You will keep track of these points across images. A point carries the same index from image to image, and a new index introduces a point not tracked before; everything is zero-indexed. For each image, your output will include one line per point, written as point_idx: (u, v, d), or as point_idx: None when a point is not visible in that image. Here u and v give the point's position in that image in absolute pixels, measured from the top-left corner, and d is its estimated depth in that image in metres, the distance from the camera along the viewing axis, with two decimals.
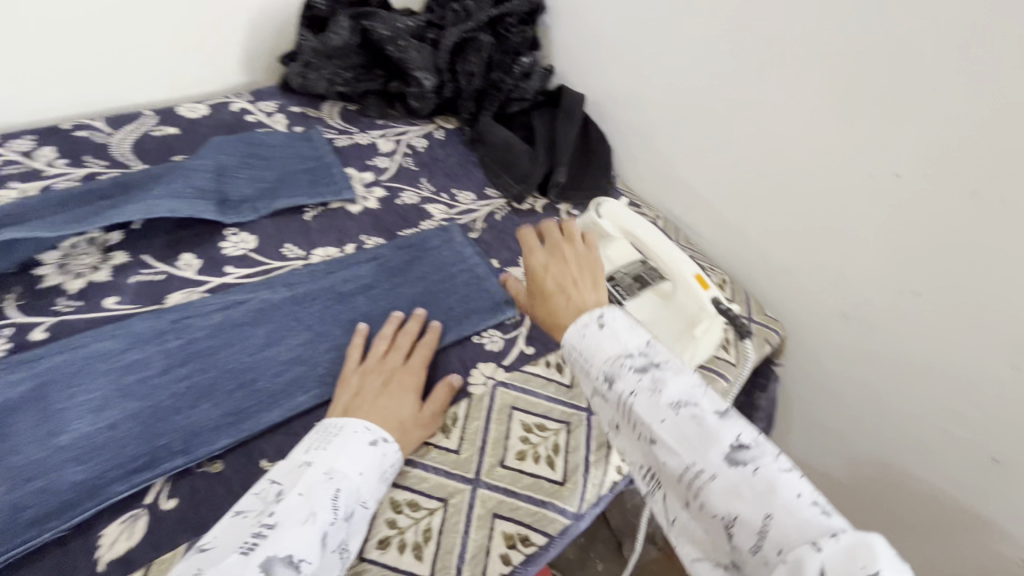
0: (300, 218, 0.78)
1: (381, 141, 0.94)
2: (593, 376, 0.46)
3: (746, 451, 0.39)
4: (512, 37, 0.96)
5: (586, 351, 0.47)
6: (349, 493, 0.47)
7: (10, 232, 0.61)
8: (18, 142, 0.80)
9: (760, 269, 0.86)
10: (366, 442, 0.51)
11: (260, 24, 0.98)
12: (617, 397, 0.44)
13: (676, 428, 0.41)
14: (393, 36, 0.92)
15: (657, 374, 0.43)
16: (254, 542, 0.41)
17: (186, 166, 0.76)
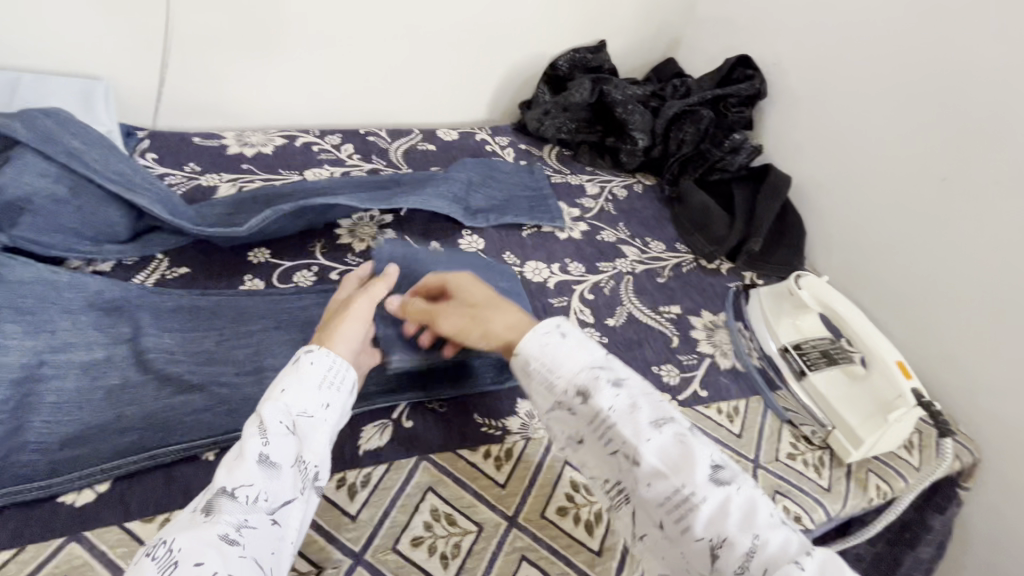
0: (518, 234, 0.93)
1: (589, 185, 1.08)
2: (558, 383, 0.54)
3: (722, 474, 0.49)
4: (730, 116, 1.06)
5: (553, 359, 0.54)
6: (292, 409, 0.48)
7: (335, 197, 0.81)
8: (330, 137, 1.06)
9: (960, 384, 0.81)
10: (302, 362, 0.51)
11: (512, 75, 1.19)
12: (592, 409, 0.52)
13: (660, 451, 0.50)
14: (623, 100, 1.07)
15: (627, 391, 0.53)
16: (215, 479, 0.44)
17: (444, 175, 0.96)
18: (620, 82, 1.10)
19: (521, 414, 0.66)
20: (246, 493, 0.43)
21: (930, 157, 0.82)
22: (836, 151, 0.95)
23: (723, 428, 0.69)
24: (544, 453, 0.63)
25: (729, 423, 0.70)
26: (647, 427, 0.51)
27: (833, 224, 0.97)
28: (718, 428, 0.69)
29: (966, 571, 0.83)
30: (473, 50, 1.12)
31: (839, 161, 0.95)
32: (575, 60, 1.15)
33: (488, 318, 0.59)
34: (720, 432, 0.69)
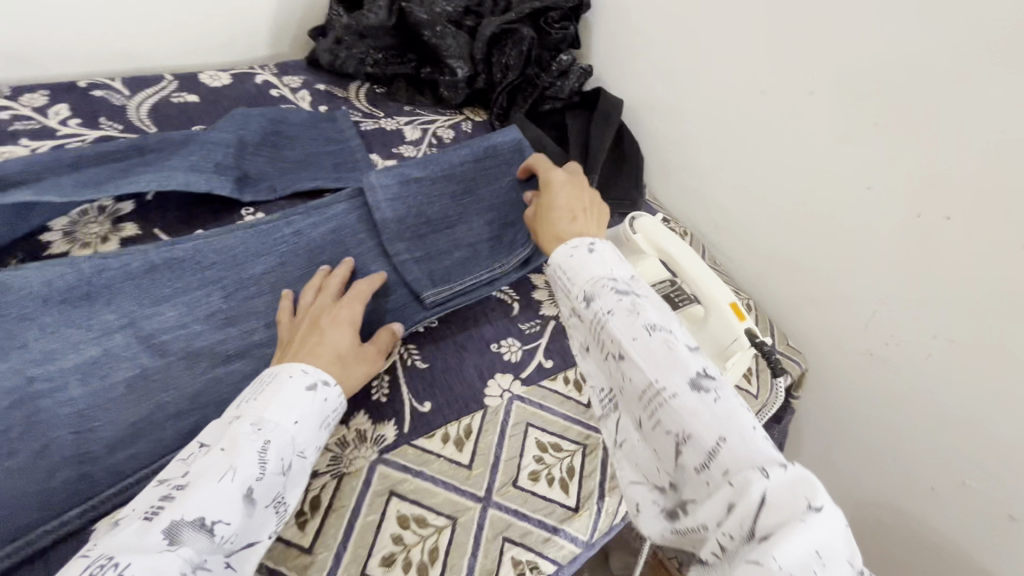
0: (320, 203, 0.75)
1: (407, 128, 0.90)
2: (574, 296, 0.52)
3: (708, 382, 0.44)
4: (555, 33, 0.92)
5: (574, 270, 0.53)
6: (281, 444, 0.45)
7: (18, 194, 0.57)
8: (31, 95, 0.76)
9: (786, 297, 0.83)
10: (303, 387, 0.49)
11: None
12: (594, 314, 0.50)
13: (646, 349, 0.46)
14: (432, 21, 0.89)
15: (636, 300, 0.49)
16: (160, 506, 0.39)
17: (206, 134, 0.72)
18: None
19: (331, 445, 0.54)
20: (215, 532, 0.39)
21: (747, 68, 0.77)
22: (665, 67, 0.88)
23: (570, 400, 0.63)
24: (362, 486, 0.52)
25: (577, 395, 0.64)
26: (640, 327, 0.47)
27: (667, 148, 0.92)
28: (565, 403, 0.62)
29: (803, 463, 0.90)
30: None
31: (666, 77, 0.88)
32: None
33: (319, 339, 0.54)
34: (567, 406, 0.62)
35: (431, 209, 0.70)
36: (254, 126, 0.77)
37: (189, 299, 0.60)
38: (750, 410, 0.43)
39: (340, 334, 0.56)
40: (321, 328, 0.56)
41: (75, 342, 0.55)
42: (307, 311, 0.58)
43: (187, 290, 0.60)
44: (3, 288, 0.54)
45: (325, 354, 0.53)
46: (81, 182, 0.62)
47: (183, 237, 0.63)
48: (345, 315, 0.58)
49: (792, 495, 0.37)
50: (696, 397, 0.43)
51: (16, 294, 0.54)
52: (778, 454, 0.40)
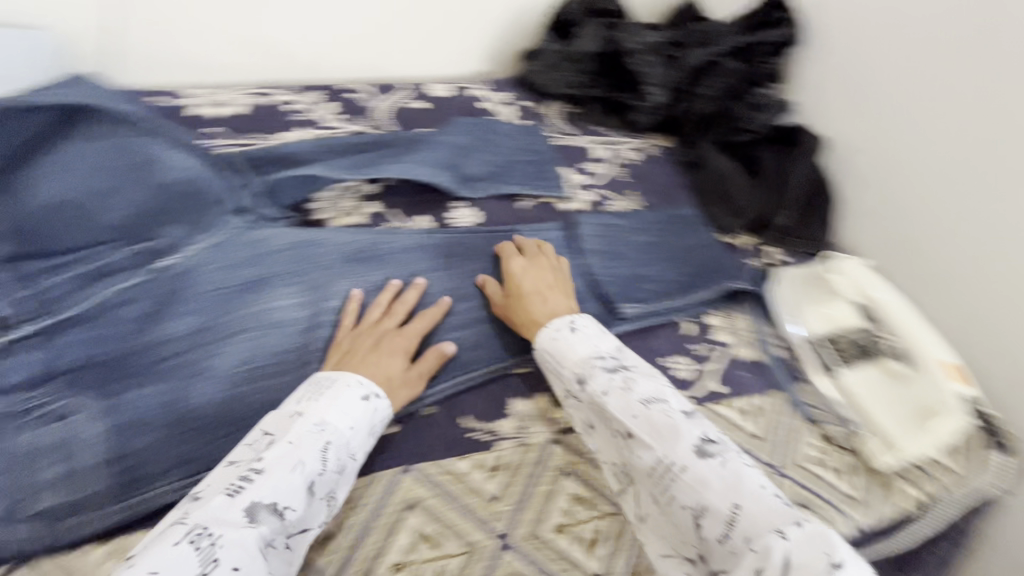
0: (516, 206, 0.84)
1: (597, 147, 0.96)
2: (564, 377, 0.58)
3: (713, 446, 0.48)
4: (762, 67, 0.92)
5: (561, 351, 0.59)
6: (340, 446, 0.49)
7: (316, 168, 0.72)
8: (310, 93, 0.95)
9: (1004, 373, 0.69)
10: (358, 396, 0.53)
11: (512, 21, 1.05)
12: (590, 394, 0.54)
13: (647, 423, 0.50)
14: (639, 50, 0.94)
15: (626, 376, 0.54)
16: (239, 485, 0.44)
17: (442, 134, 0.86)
18: (634, 27, 0.97)
19: (517, 418, 0.62)
20: (284, 516, 0.44)
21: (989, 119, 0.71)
22: (882, 110, 0.84)
23: (740, 429, 0.63)
24: (537, 463, 0.59)
25: (747, 424, 0.64)
26: (637, 403, 0.51)
27: (870, 191, 0.86)
28: (734, 430, 0.63)
29: None
30: None
31: (884, 118, 0.83)
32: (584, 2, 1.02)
33: (353, 365, 0.57)
34: (736, 434, 0.62)
35: (616, 235, 0.81)
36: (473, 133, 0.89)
37: (437, 277, 0.70)
38: (760, 473, 0.46)
39: (393, 359, 0.59)
40: (363, 343, 0.60)
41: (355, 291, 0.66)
42: (366, 327, 0.62)
43: (434, 269, 0.71)
44: (314, 243, 0.68)
45: (378, 376, 0.57)
46: (348, 165, 0.76)
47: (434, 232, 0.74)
48: (417, 325, 0.64)
49: (813, 552, 0.39)
50: (705, 464, 0.46)
51: (320, 248, 0.68)
52: (789, 511, 0.43)
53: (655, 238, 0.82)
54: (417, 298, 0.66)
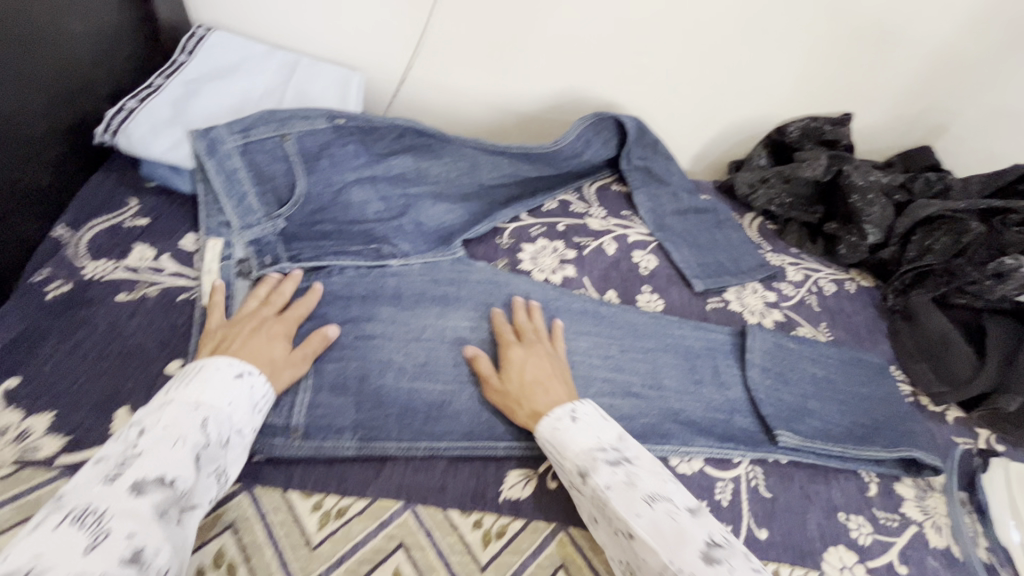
0: (701, 305, 0.85)
1: (791, 268, 0.95)
2: (568, 466, 0.56)
3: (717, 549, 0.47)
4: (1008, 235, 0.82)
5: (562, 441, 0.57)
6: (216, 420, 0.51)
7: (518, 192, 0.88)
8: None
9: None
10: (231, 374, 0.55)
11: (730, 132, 1.10)
12: (591, 488, 0.53)
13: (652, 524, 0.49)
14: (864, 188, 0.91)
15: (629, 470, 0.54)
16: (117, 472, 0.45)
17: (668, 189, 1.01)
18: (862, 163, 0.95)
19: None
20: (175, 486, 0.46)
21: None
22: None
23: None
24: None
25: None
26: (640, 501, 0.50)
27: None
28: None
29: None
30: (699, 100, 1.04)
31: None
32: (808, 128, 1.03)
33: (272, 326, 0.64)
34: None
35: (795, 361, 0.77)
36: (683, 204, 1.00)
37: (604, 341, 0.76)
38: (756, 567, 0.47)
39: (561, 390, 0.63)
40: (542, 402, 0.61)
41: (527, 331, 0.74)
42: (246, 314, 0.64)
43: (598, 333, 0.76)
44: (506, 284, 0.79)
45: (545, 368, 0.65)
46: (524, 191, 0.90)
47: (612, 303, 0.81)
48: (541, 351, 0.68)
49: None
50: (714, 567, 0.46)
51: (509, 290, 0.78)
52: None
53: (842, 378, 0.76)
54: (530, 330, 0.71)
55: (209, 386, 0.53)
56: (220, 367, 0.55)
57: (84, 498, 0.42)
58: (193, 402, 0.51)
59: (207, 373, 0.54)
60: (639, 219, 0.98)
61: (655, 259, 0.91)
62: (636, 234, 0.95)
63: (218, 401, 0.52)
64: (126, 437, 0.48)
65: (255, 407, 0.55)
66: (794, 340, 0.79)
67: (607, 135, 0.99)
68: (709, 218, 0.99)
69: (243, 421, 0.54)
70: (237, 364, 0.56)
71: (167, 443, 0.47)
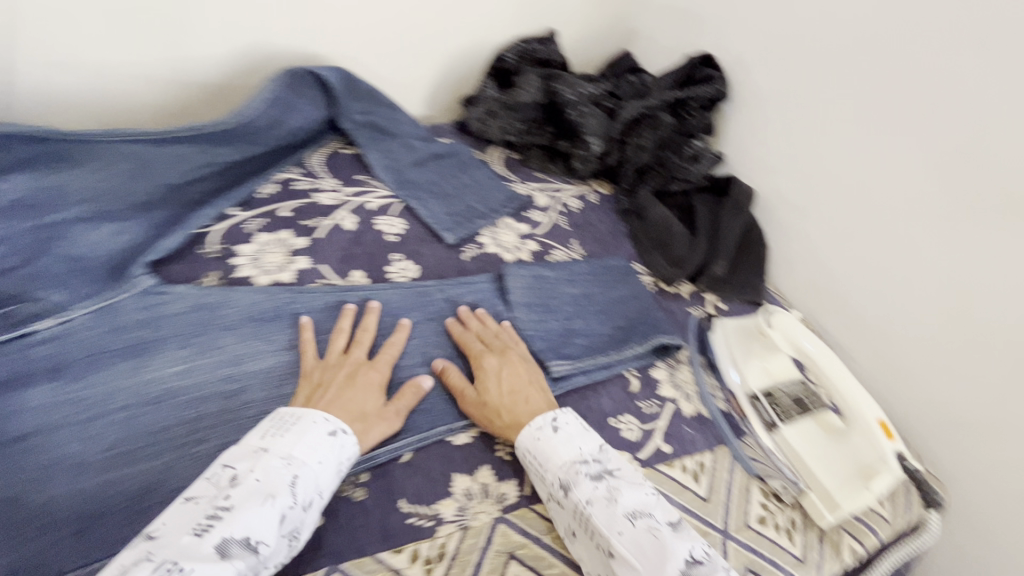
0: (457, 257, 0.81)
1: (539, 195, 0.96)
2: (214, 497, 0.45)
3: (699, 568, 0.48)
4: (692, 120, 0.96)
5: (312, 477, 0.48)
6: (305, 482, 0.48)
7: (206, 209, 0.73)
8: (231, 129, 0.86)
9: (923, 417, 0.77)
10: (324, 433, 0.51)
11: (451, 67, 1.05)
12: (214, 516, 0.43)
13: (409, 527, 0.51)
14: (576, 101, 0.96)
15: (263, 463, 0.47)
16: (208, 525, 0.43)
17: (400, 140, 0.92)
18: (571, 77, 0.99)
19: (459, 495, 0.55)
20: (255, 552, 0.43)
21: (923, 184, 0.73)
22: (815, 161, 0.86)
23: (689, 491, 0.61)
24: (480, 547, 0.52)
25: (694, 484, 0.62)
26: (291, 500, 0.46)
27: (792, 241, 0.91)
28: (684, 492, 0.60)
29: None
30: (406, 35, 0.97)
31: (812, 176, 0.87)
32: (524, 50, 1.03)
33: (347, 398, 0.56)
34: (685, 496, 0.60)
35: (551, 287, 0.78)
36: (420, 153, 0.93)
37: (357, 333, 0.66)
38: None
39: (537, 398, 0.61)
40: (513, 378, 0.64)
41: (259, 353, 0.62)
42: (333, 363, 0.60)
43: (349, 326, 0.67)
44: (220, 303, 0.64)
45: (352, 411, 0.55)
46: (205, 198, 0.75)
47: (360, 286, 0.72)
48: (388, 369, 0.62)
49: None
50: None
51: (228, 309, 0.64)
52: None
53: (595, 289, 0.80)
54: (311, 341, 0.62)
55: (306, 442, 0.50)
56: (317, 424, 0.52)
57: (174, 550, 0.40)
58: (286, 454, 0.49)
59: (305, 426, 0.51)
60: (376, 181, 0.89)
61: (402, 221, 0.83)
62: (377, 199, 0.86)
63: (310, 457, 0.49)
64: (219, 480, 0.46)
65: (340, 471, 0.51)
66: (550, 268, 0.80)
67: (313, 93, 0.86)
68: (451, 163, 0.94)
69: (327, 484, 0.50)
70: (331, 421, 0.53)
71: (258, 500, 0.45)
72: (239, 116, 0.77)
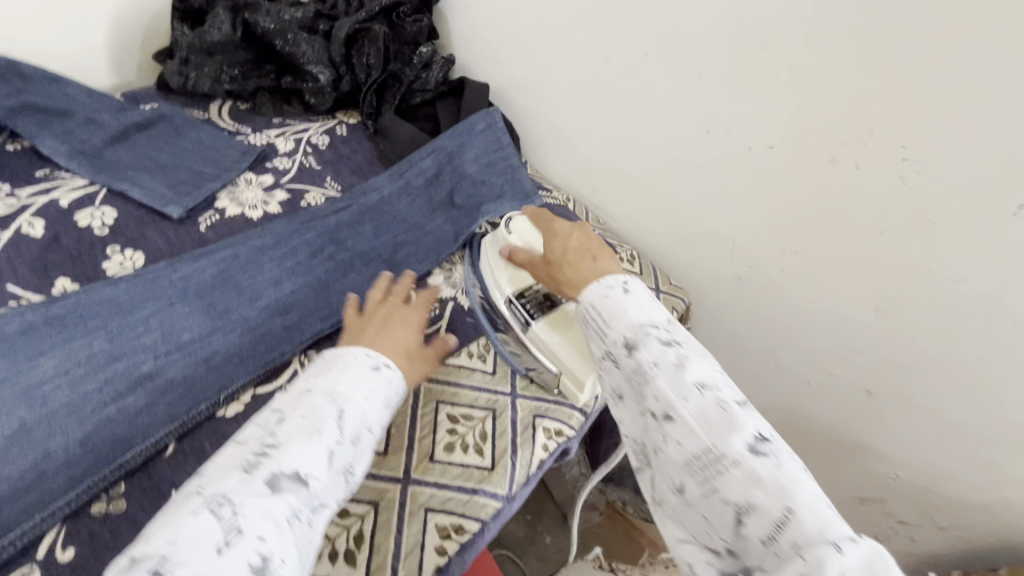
0: (193, 230, 0.73)
1: (279, 141, 0.89)
2: (608, 343, 0.48)
3: (766, 444, 0.41)
4: (408, 26, 0.93)
5: (612, 312, 0.48)
6: (354, 416, 0.46)
7: None
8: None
9: (666, 244, 0.91)
10: (369, 367, 0.50)
11: (124, 19, 0.88)
12: (633, 365, 0.46)
13: (699, 409, 0.42)
14: (281, 29, 0.88)
15: (681, 353, 0.45)
16: (257, 460, 0.41)
17: (78, 117, 0.77)
18: (269, 5, 0.90)
19: None
20: (305, 486, 0.41)
21: (604, 44, 0.81)
22: (526, 43, 0.91)
23: (477, 371, 0.66)
24: None
25: (482, 364, 0.67)
26: (688, 385, 0.43)
27: (536, 123, 0.97)
28: (472, 374, 0.66)
29: None
30: None
31: (531, 57, 0.91)
32: None
33: (393, 333, 0.56)
34: (475, 377, 0.66)
35: (311, 229, 0.75)
36: (114, 127, 0.79)
37: (75, 347, 0.57)
38: (815, 481, 0.39)
39: (407, 331, 0.57)
40: (558, 270, 0.57)
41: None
42: (374, 310, 0.61)
43: (62, 342, 0.57)
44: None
45: (395, 345, 0.55)
46: None
47: (67, 293, 0.61)
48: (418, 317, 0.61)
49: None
50: (763, 462, 0.39)
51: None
52: (840, 522, 0.37)
53: (357, 218, 0.79)
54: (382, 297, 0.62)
55: (352, 377, 0.48)
56: (359, 359, 0.51)
57: (219, 487, 0.38)
58: (332, 391, 0.47)
59: (347, 363, 0.49)
60: (65, 173, 0.74)
61: (111, 209, 0.72)
62: (70, 191, 0.72)
63: (356, 393, 0.47)
64: (268, 421, 0.45)
65: (388, 404, 0.50)
66: (301, 214, 0.77)
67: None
68: (162, 131, 0.82)
69: (375, 418, 0.48)
70: (374, 356, 0.52)
71: (304, 435, 0.43)
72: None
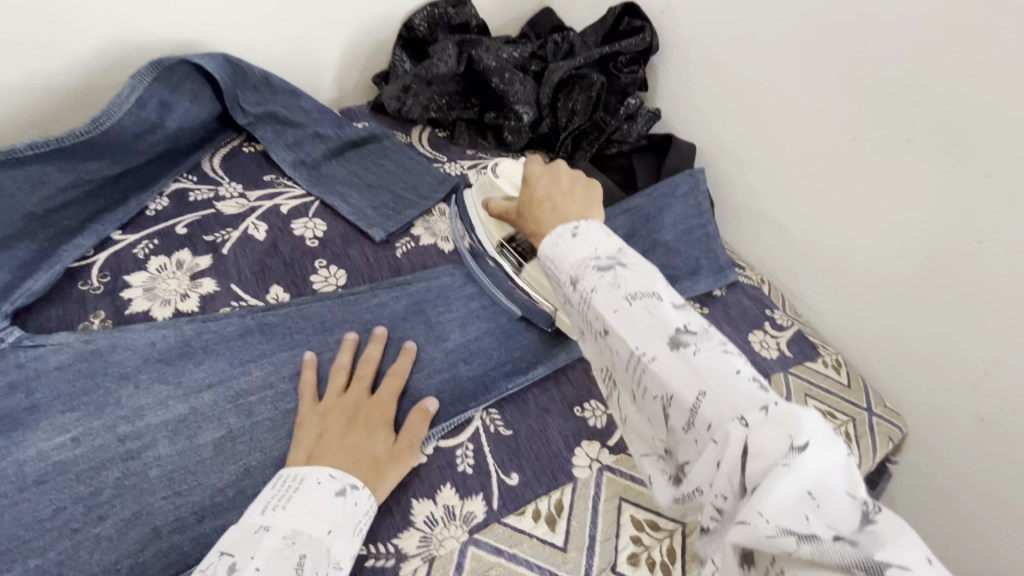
0: (390, 254, 0.73)
1: (472, 174, 0.89)
2: (562, 282, 0.43)
3: (690, 335, 0.36)
4: (622, 77, 0.90)
5: (558, 259, 0.43)
6: (314, 558, 0.41)
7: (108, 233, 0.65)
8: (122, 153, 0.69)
9: (880, 355, 0.77)
10: (332, 493, 0.45)
11: (356, 42, 0.94)
12: (579, 296, 0.41)
13: (630, 321, 0.37)
14: (499, 68, 0.89)
15: (619, 272, 0.39)
16: None
17: (306, 129, 0.82)
18: (490, 42, 0.91)
19: (420, 524, 0.50)
20: None
21: (854, 122, 0.71)
22: (750, 109, 0.83)
23: None
24: None
25: None
26: (625, 299, 0.38)
27: (739, 193, 0.88)
28: None
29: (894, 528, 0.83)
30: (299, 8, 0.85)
31: (752, 123, 0.83)
32: (433, 17, 0.93)
33: (324, 443, 0.50)
34: None
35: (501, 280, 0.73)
36: (334, 142, 0.82)
37: (282, 359, 0.58)
38: (742, 358, 0.35)
39: (372, 435, 0.52)
40: (539, 208, 0.53)
41: (165, 400, 0.52)
42: (333, 400, 0.54)
43: (273, 352, 0.58)
44: (109, 347, 0.53)
45: (360, 458, 0.49)
46: (99, 206, 0.66)
47: (280, 303, 0.62)
48: (378, 414, 0.54)
49: (775, 442, 0.30)
50: (676, 354, 0.35)
51: (119, 353, 0.53)
52: (766, 394, 0.33)
53: None
54: (342, 383, 0.56)
55: (314, 511, 0.43)
56: (321, 485, 0.45)
57: None
58: (287, 532, 0.41)
59: (305, 491, 0.44)
60: (287, 180, 0.79)
61: (322, 221, 0.74)
62: (290, 199, 0.76)
63: (317, 529, 0.42)
64: (214, 572, 0.39)
65: (358, 532, 0.44)
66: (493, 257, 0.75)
67: (191, 84, 0.73)
68: (371, 150, 0.85)
69: (342, 550, 0.43)
70: (337, 478, 0.46)
71: None
72: (104, 124, 0.65)
